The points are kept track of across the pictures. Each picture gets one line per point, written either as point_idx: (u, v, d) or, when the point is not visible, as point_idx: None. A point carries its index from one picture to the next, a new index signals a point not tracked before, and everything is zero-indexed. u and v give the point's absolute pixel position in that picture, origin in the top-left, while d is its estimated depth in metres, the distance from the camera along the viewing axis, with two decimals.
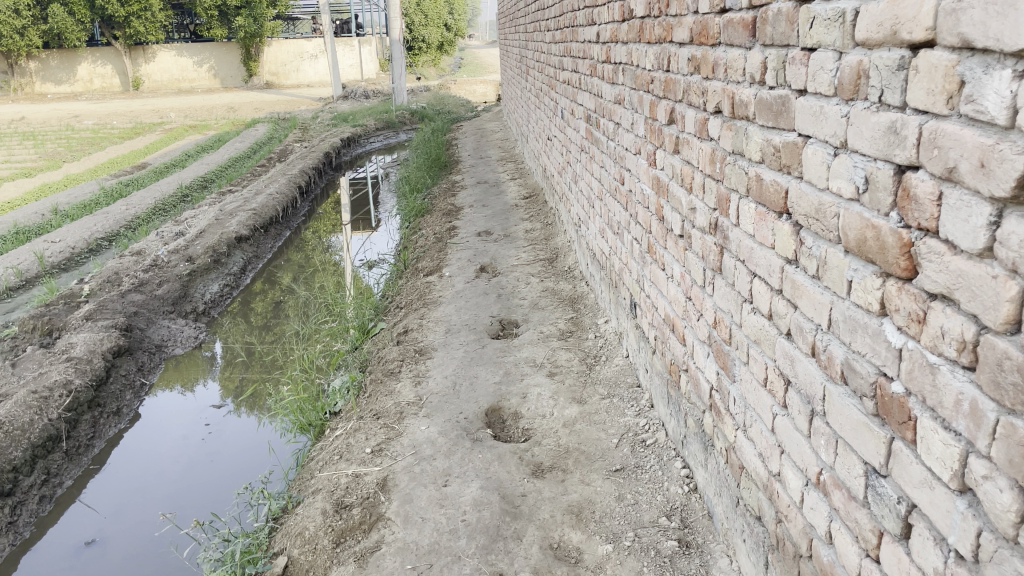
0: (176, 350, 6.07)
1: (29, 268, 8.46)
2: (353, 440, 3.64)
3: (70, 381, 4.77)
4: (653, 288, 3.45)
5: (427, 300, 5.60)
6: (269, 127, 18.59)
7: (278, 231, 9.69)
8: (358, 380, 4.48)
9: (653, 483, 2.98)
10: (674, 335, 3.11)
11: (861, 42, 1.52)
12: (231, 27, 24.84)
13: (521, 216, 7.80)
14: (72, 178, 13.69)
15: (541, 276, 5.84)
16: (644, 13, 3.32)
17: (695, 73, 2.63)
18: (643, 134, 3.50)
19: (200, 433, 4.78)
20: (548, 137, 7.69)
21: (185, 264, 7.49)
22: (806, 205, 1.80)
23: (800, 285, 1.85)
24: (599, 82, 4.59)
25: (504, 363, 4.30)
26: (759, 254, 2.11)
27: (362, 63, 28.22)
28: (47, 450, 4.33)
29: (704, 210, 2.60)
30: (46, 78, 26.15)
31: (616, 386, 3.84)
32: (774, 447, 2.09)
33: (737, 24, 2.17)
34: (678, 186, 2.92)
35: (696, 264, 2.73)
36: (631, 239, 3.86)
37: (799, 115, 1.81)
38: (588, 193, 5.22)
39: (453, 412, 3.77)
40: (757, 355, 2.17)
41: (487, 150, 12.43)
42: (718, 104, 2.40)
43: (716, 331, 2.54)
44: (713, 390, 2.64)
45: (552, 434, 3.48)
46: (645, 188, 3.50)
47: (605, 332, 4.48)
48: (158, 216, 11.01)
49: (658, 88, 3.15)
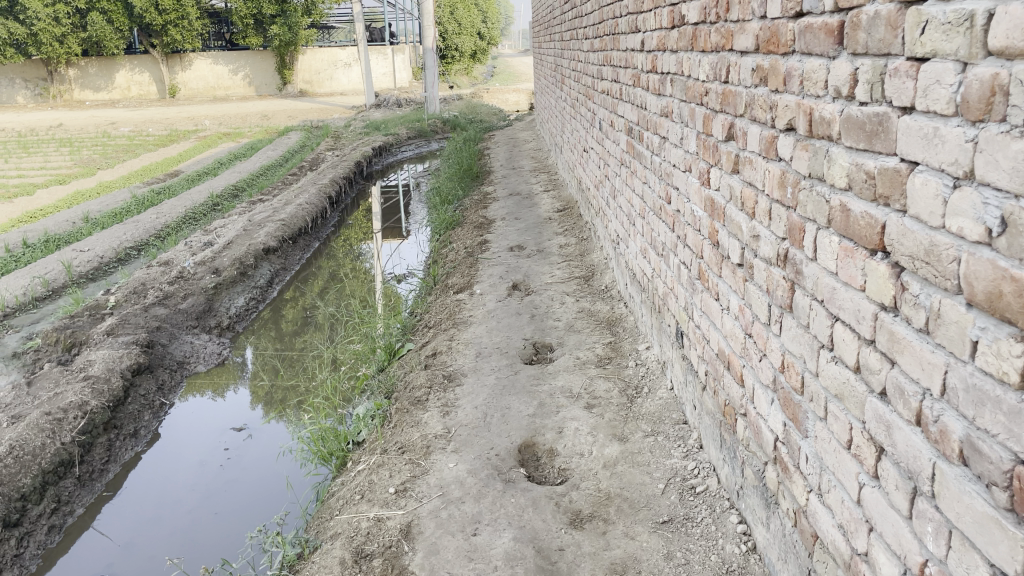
0: (198, 367, 5.87)
1: (56, 278, 8.37)
2: (375, 477, 3.38)
3: (86, 403, 4.58)
4: (704, 318, 3.15)
5: (456, 320, 5.34)
6: (301, 135, 18.53)
7: (307, 242, 9.51)
8: (383, 408, 4.23)
9: (706, 540, 2.68)
10: (730, 374, 2.81)
11: (997, 52, 1.24)
12: (266, 36, 24.91)
13: (555, 231, 7.52)
14: (106, 185, 13.70)
15: (576, 295, 5.55)
16: (697, 19, 3.04)
17: (761, 84, 2.34)
18: (693, 150, 3.21)
19: (218, 459, 4.56)
20: (584, 149, 7.41)
21: (212, 276, 7.33)
22: (911, 244, 1.51)
23: (900, 338, 1.56)
24: (643, 93, 4.31)
25: (538, 392, 4.01)
26: (843, 296, 1.82)
27: (395, 71, 28.18)
28: (58, 476, 4.14)
29: (771, 238, 2.31)
30: (85, 86, 26.52)
31: (659, 422, 3.54)
32: (860, 522, 1.80)
33: (819, 29, 1.89)
34: (738, 211, 2.63)
35: (759, 299, 2.44)
36: (678, 263, 3.56)
37: (901, 136, 1.53)
38: (628, 210, 4.93)
39: (484, 447, 3.49)
40: (839, 412, 1.87)
41: (520, 161, 12.19)
42: (791, 121, 2.11)
43: (784, 377, 2.25)
44: (778, 441, 2.34)
45: (591, 477, 3.19)
46: (696, 209, 3.20)
47: (646, 360, 4.18)
48: (188, 225, 10.91)
49: (714, 101, 2.86)
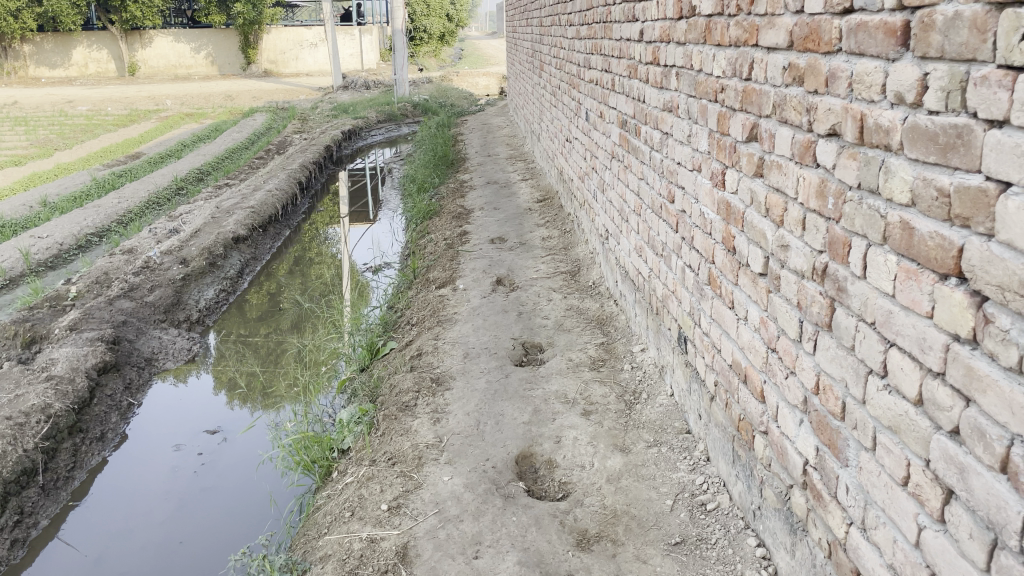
0: (167, 364, 5.61)
1: (13, 267, 7.99)
2: (365, 492, 3.20)
3: (49, 406, 4.33)
4: (714, 325, 3.00)
5: (440, 317, 5.14)
6: (268, 117, 18.05)
7: (277, 230, 9.20)
8: (368, 414, 4.03)
9: (723, 565, 2.55)
10: (747, 388, 2.67)
11: None
12: (230, 14, 24.23)
13: (536, 222, 7.34)
14: (63, 167, 13.16)
15: (563, 292, 5.38)
16: (712, 11, 2.87)
17: (795, 84, 2.18)
18: (704, 149, 3.05)
19: (192, 464, 4.32)
20: (566, 139, 7.23)
21: (179, 267, 7.04)
22: (1000, 273, 1.36)
23: (982, 375, 1.42)
24: (640, 86, 4.13)
25: (532, 398, 3.84)
26: (903, 321, 1.67)
27: (363, 52, 27.63)
28: (21, 486, 3.90)
29: (805, 250, 2.16)
30: (40, 62, 25.58)
31: (662, 432, 3.40)
32: (918, 567, 1.67)
33: (876, 29, 1.73)
34: (761, 217, 2.47)
35: (787, 314, 2.30)
36: (683, 266, 3.41)
37: (989, 153, 1.38)
38: (620, 205, 4.77)
39: (479, 458, 3.32)
40: (892, 445, 1.74)
41: (494, 148, 11.96)
42: (834, 126, 1.95)
43: (819, 399, 2.11)
44: (808, 466, 2.21)
45: (595, 492, 3.03)
46: (706, 211, 3.05)
47: (642, 363, 4.04)
48: (151, 211, 10.52)
49: (732, 99, 2.70)
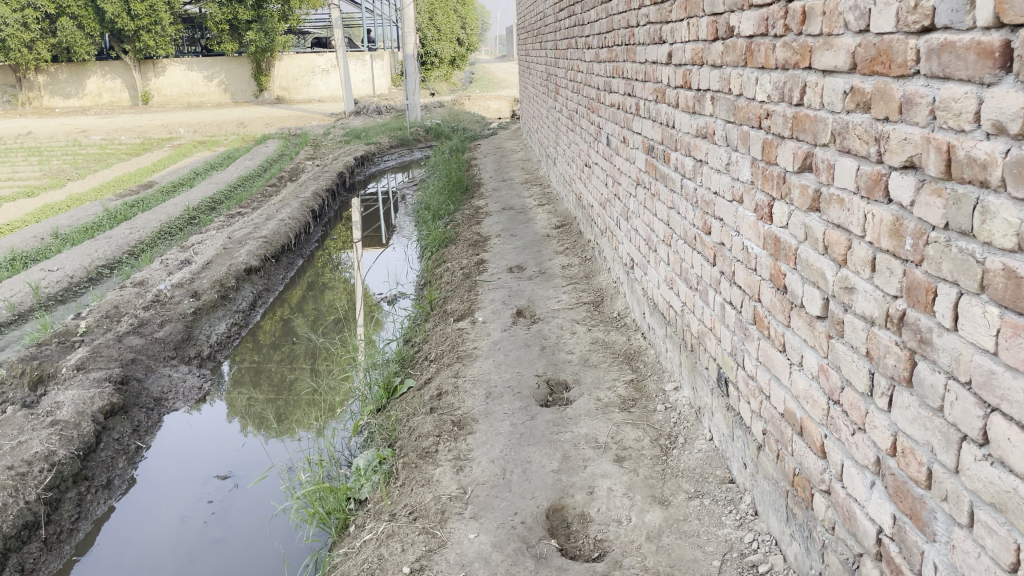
0: (177, 404, 5.42)
1: (22, 301, 7.85)
2: (385, 551, 3.00)
3: (53, 453, 4.15)
4: (761, 368, 2.77)
5: (460, 353, 4.92)
6: (280, 144, 17.98)
7: (290, 260, 9.03)
8: (386, 461, 3.81)
9: None
10: (803, 441, 2.44)
11: None
12: (242, 41, 24.29)
13: (555, 249, 7.13)
14: (75, 197, 13.10)
15: (587, 324, 5.16)
16: (754, 32, 2.67)
17: (859, 110, 1.98)
18: (747, 178, 2.84)
19: (202, 513, 4.11)
20: (585, 163, 7.03)
21: (190, 300, 6.86)
22: None
23: None
24: (669, 111, 3.93)
25: (561, 443, 3.61)
26: (1009, 383, 1.46)
27: (374, 77, 27.66)
28: (22, 541, 3.70)
29: (875, 294, 1.94)
30: (54, 92, 25.79)
31: (703, 481, 3.16)
32: None
33: (966, 49, 1.54)
34: (818, 255, 2.25)
35: (853, 364, 2.07)
36: (722, 302, 3.18)
37: None
38: (646, 235, 4.56)
39: (506, 512, 3.10)
40: (997, 525, 1.52)
41: (509, 172, 11.77)
42: (912, 158, 1.74)
43: (897, 462, 1.87)
44: (884, 536, 1.97)
45: (634, 551, 2.80)
46: (750, 245, 2.83)
47: (676, 404, 3.80)
48: (162, 241, 10.39)
49: (780, 126, 2.49)
